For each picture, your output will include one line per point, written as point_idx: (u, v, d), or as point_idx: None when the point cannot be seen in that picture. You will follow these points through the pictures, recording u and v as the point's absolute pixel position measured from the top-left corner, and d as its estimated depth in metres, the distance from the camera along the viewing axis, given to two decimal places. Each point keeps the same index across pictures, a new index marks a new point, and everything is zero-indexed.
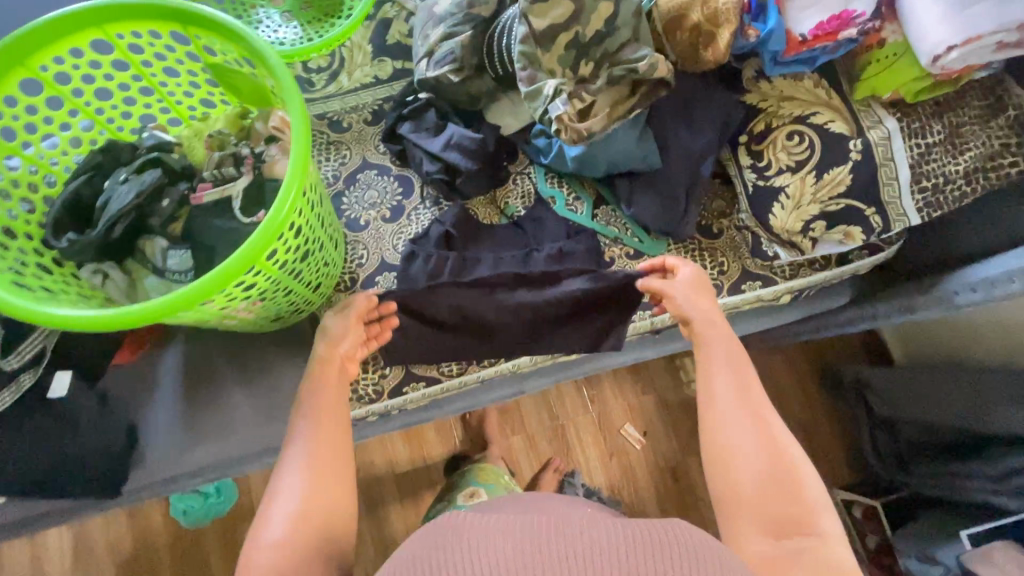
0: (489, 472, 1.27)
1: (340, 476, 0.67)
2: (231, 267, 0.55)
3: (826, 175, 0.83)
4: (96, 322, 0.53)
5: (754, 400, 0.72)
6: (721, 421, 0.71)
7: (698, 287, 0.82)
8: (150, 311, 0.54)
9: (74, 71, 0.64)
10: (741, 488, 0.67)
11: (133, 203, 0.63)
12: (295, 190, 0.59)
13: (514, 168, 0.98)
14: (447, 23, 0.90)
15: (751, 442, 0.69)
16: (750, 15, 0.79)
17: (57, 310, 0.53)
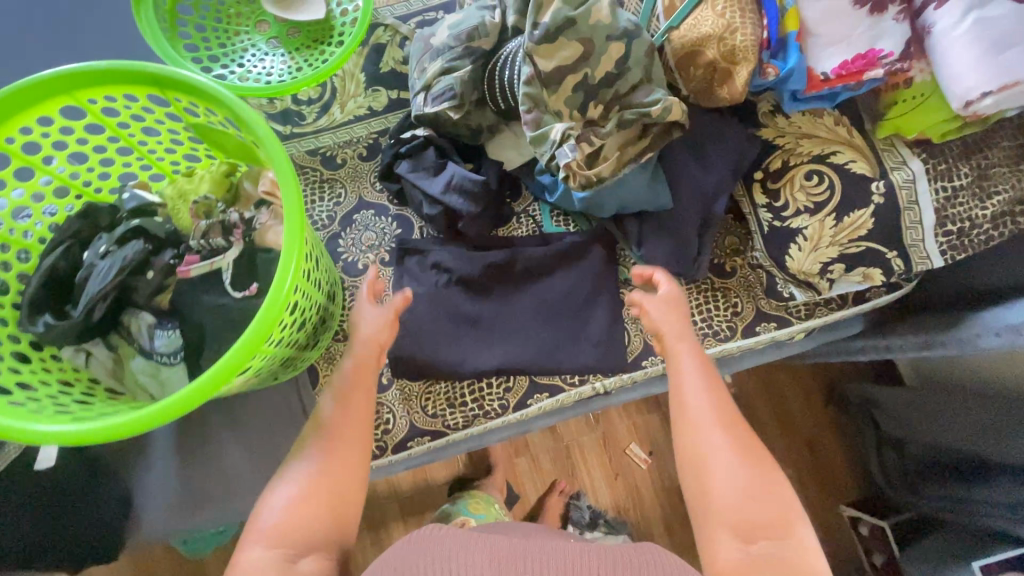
0: (479, 501, 1.24)
1: (348, 461, 0.64)
2: (239, 356, 0.51)
3: (846, 217, 0.79)
4: (88, 435, 0.48)
5: (726, 404, 0.69)
6: (694, 425, 0.68)
7: (673, 298, 0.80)
8: (137, 422, 0.49)
9: (44, 139, 0.59)
10: (715, 493, 0.62)
11: (117, 280, 0.59)
12: (293, 268, 0.55)
13: (518, 205, 0.93)
14: (445, 56, 0.84)
15: (723, 446, 0.65)
16: (769, 52, 0.74)
17: (46, 425, 0.48)
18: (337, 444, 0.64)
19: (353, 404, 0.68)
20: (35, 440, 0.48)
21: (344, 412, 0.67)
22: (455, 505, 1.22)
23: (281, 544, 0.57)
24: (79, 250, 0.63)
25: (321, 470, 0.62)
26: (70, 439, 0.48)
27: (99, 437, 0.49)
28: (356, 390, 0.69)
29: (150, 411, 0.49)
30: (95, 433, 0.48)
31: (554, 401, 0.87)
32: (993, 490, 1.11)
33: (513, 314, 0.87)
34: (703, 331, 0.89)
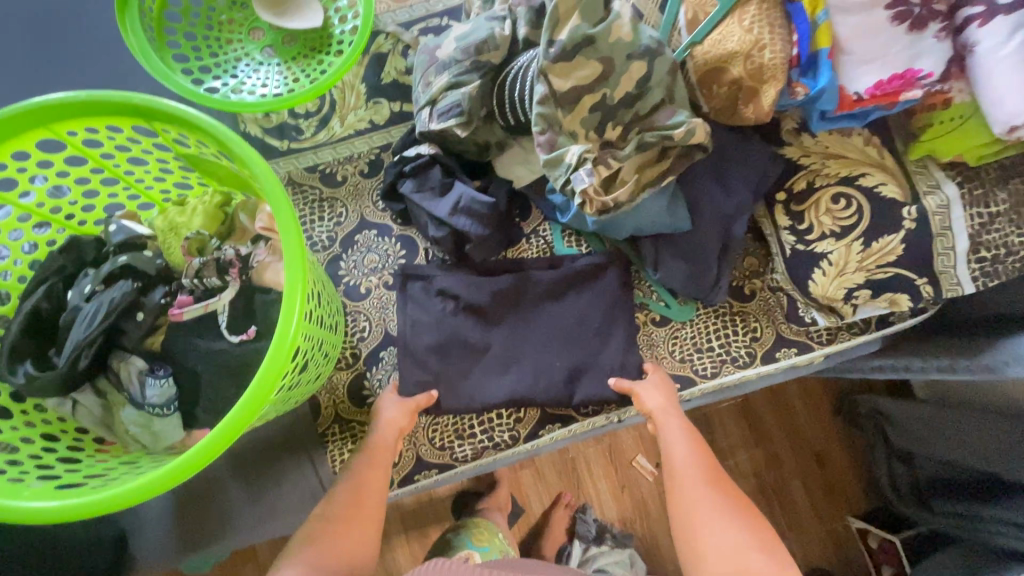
0: (483, 530, 1.22)
1: (361, 538, 0.68)
2: (248, 407, 0.48)
3: (875, 243, 0.75)
4: (73, 512, 0.44)
5: (714, 472, 0.76)
6: (688, 493, 0.75)
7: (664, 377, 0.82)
8: (129, 493, 0.45)
9: (21, 174, 0.54)
10: (711, 554, 0.68)
11: (103, 325, 0.55)
12: (298, 313, 0.51)
13: (528, 225, 0.89)
14: (452, 70, 0.80)
15: (714, 510, 0.72)
16: (798, 70, 0.70)
17: (27, 501, 0.44)
18: (352, 526, 0.69)
19: (366, 484, 0.72)
20: (16, 517, 0.44)
21: (358, 489, 0.71)
22: (457, 536, 1.20)
23: None
24: (62, 288, 0.59)
25: (342, 543, 0.67)
26: (54, 516, 0.44)
27: (84, 512, 0.44)
28: (371, 471, 0.73)
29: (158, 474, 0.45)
30: (81, 508, 0.44)
31: (566, 431, 0.83)
32: (1009, 510, 1.09)
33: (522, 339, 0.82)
34: (721, 358, 0.85)
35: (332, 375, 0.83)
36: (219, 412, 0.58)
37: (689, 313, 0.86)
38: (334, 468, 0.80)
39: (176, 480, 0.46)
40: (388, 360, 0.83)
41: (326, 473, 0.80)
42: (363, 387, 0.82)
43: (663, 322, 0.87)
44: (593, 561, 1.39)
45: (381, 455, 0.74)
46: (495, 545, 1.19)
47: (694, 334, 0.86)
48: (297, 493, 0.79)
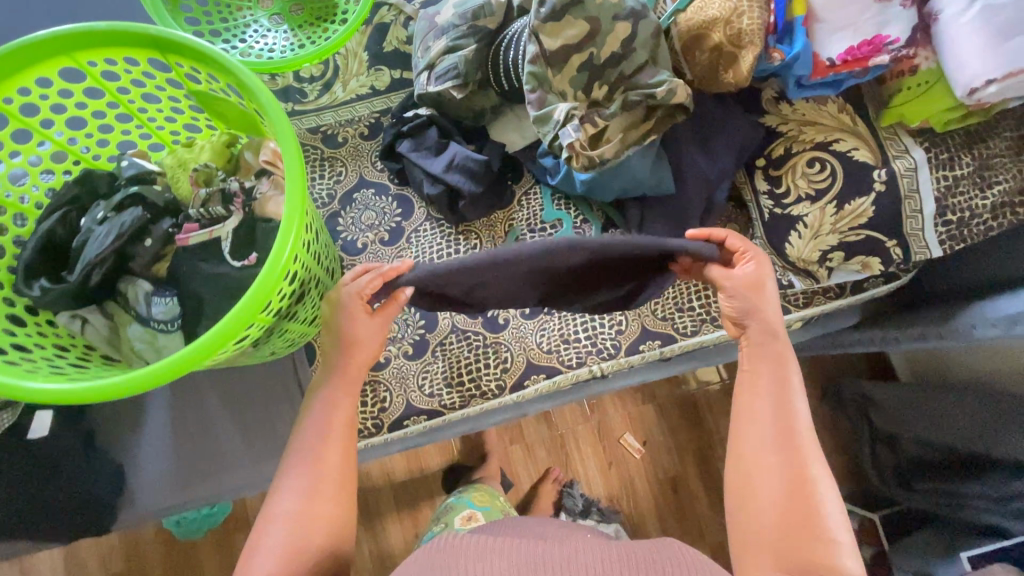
0: (484, 493, 1.25)
1: (334, 512, 0.64)
2: (231, 325, 0.51)
3: (847, 206, 0.79)
4: (83, 395, 0.48)
5: (799, 428, 0.65)
6: (754, 439, 0.66)
7: (759, 282, 0.70)
8: (119, 387, 0.49)
9: (42, 101, 0.58)
10: (759, 521, 0.61)
11: (114, 246, 0.59)
12: (294, 234, 0.54)
13: (519, 188, 0.92)
14: (450, 35, 0.84)
15: (783, 480, 0.62)
16: (775, 37, 0.74)
17: (38, 384, 0.48)
18: (329, 475, 0.65)
19: (328, 456, 0.66)
20: (27, 397, 0.47)
21: (319, 461, 0.66)
22: (459, 498, 1.23)
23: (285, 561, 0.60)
24: (76, 216, 0.62)
25: (319, 495, 0.64)
26: (65, 397, 0.48)
27: (91, 397, 0.48)
28: (330, 443, 0.67)
29: (150, 371, 0.49)
30: (90, 393, 0.48)
31: (551, 383, 0.87)
32: (984, 486, 1.11)
33: (516, 252, 0.62)
34: (701, 317, 0.89)
35: None
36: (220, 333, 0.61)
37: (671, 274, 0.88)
38: None
39: (161, 382, 0.50)
40: None
41: None
42: None
43: None
44: None
45: (338, 418, 0.68)
46: (495, 505, 1.22)
47: (675, 294, 0.89)
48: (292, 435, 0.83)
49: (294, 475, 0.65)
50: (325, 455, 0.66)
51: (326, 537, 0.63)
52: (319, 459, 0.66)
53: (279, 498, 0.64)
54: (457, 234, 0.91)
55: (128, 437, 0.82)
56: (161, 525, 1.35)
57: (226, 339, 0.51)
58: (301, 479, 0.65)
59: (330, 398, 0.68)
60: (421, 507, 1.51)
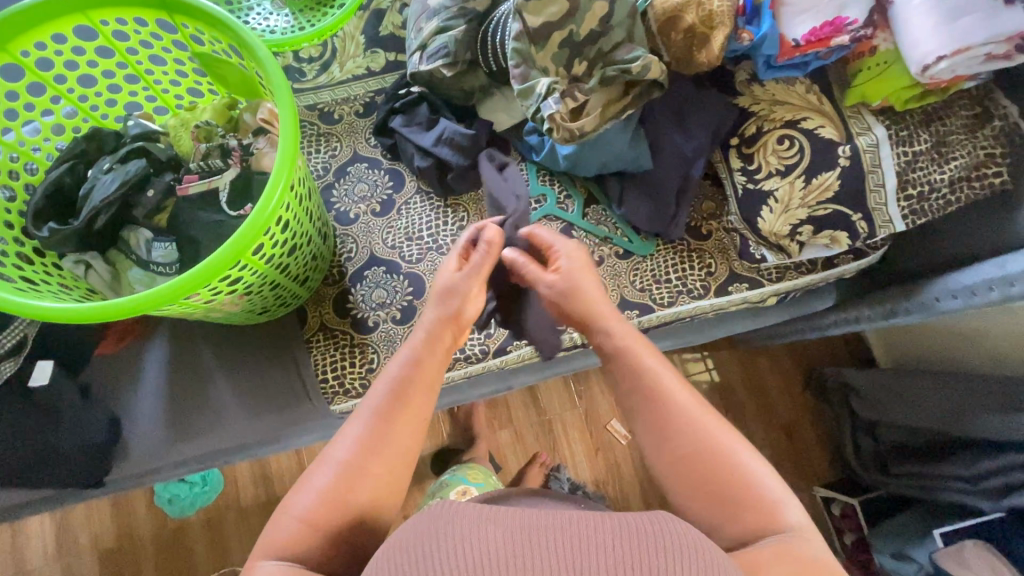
0: (478, 472, 1.17)
1: (391, 471, 0.59)
2: (222, 260, 0.54)
3: (815, 179, 0.83)
4: (88, 314, 0.53)
5: (685, 401, 0.63)
6: (646, 432, 0.64)
7: (576, 275, 0.73)
8: (119, 308, 0.53)
9: (57, 57, 0.63)
10: (698, 512, 0.59)
11: (118, 193, 0.63)
12: (283, 182, 0.57)
13: (506, 165, 0.97)
14: (441, 17, 0.89)
15: (703, 460, 0.59)
16: (744, 18, 0.79)
17: (44, 304, 0.53)
18: (391, 434, 0.60)
19: (401, 426, 0.61)
20: (34, 315, 0.52)
21: (385, 421, 0.61)
22: (453, 474, 1.14)
23: (320, 526, 0.55)
24: (83, 169, 0.67)
25: (374, 455, 0.59)
26: (72, 316, 0.53)
27: (95, 316, 0.53)
28: (408, 410, 0.62)
29: (149, 295, 0.53)
30: (95, 312, 0.53)
31: (534, 348, 0.91)
32: (956, 466, 1.13)
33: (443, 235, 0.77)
34: (677, 288, 0.93)
35: (321, 290, 0.90)
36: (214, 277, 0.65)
37: (650, 248, 0.94)
38: (318, 371, 0.87)
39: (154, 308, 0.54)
40: (372, 278, 0.90)
41: (310, 376, 0.86)
42: (348, 300, 0.90)
43: (625, 256, 0.94)
44: None
45: (422, 384, 0.64)
46: (491, 482, 1.15)
47: (653, 266, 0.94)
48: (282, 395, 0.86)
49: (359, 422, 0.61)
50: (399, 420, 0.61)
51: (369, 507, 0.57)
52: (392, 422, 0.60)
53: (338, 443, 0.60)
54: (446, 207, 0.95)
55: (125, 392, 0.85)
56: (153, 500, 1.37)
57: (215, 273, 0.55)
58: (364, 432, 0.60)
59: (417, 357, 0.66)
60: (411, 491, 1.52)
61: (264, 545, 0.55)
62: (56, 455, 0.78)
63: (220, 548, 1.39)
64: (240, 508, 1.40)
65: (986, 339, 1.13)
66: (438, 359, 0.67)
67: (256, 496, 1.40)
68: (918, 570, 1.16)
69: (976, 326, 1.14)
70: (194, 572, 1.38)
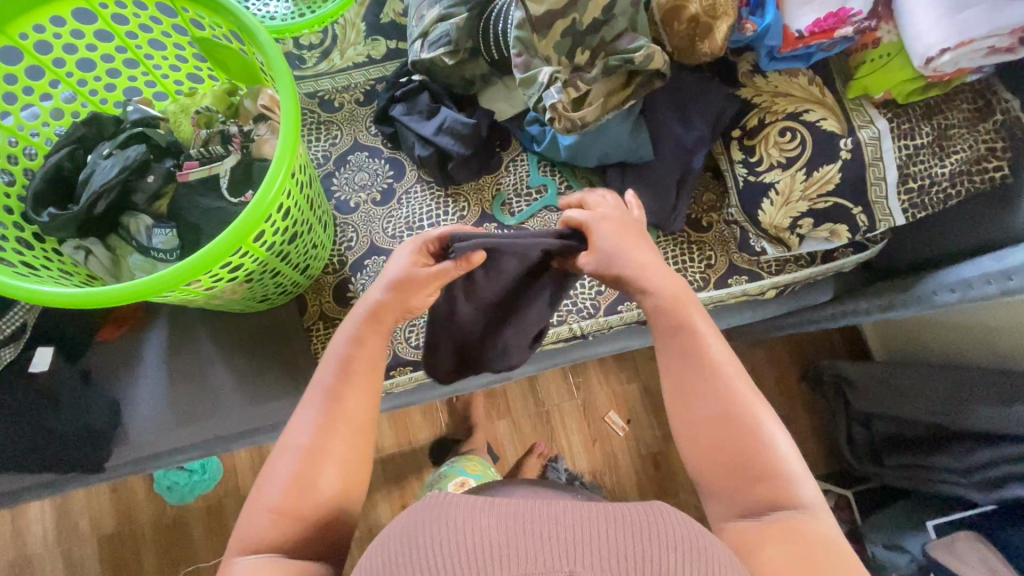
0: (475, 463, 1.18)
1: (349, 451, 0.60)
2: (223, 250, 0.54)
3: (815, 172, 0.84)
4: (85, 301, 0.53)
5: (725, 369, 0.63)
6: (690, 385, 0.63)
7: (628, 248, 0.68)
8: (118, 296, 0.53)
9: (56, 40, 0.63)
10: (722, 472, 0.59)
11: (118, 178, 0.63)
12: (285, 169, 0.57)
13: (507, 154, 0.97)
14: (442, 4, 0.89)
15: (730, 428, 0.60)
16: (747, 9, 0.79)
17: (45, 289, 0.53)
18: (340, 415, 0.61)
19: (349, 399, 0.62)
20: (36, 300, 0.52)
21: (337, 399, 0.61)
22: (451, 466, 1.14)
23: (292, 513, 0.56)
24: (83, 154, 0.66)
25: (328, 441, 0.59)
26: (73, 302, 0.53)
27: (93, 302, 0.53)
28: (352, 383, 0.63)
29: (144, 284, 0.53)
30: (92, 298, 0.53)
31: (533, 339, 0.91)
32: (949, 459, 1.15)
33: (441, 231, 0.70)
34: None
35: (321, 278, 0.90)
36: None
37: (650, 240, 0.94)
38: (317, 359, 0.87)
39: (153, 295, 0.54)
40: (372, 267, 0.90)
41: (310, 364, 0.87)
42: (348, 289, 0.90)
43: None
44: None
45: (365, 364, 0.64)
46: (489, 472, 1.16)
47: None
48: (282, 383, 0.86)
49: (313, 408, 0.61)
50: (346, 398, 0.62)
51: (333, 491, 0.58)
52: (339, 399, 0.61)
53: (295, 429, 0.60)
54: (446, 197, 0.95)
55: (125, 378, 0.85)
56: (152, 487, 1.38)
57: (214, 259, 0.54)
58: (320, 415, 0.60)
59: (357, 335, 0.65)
60: (409, 480, 1.53)
61: (238, 542, 0.56)
62: (56, 441, 0.78)
63: (218, 534, 1.40)
64: (239, 495, 1.41)
65: (984, 332, 1.14)
66: (378, 336, 0.66)
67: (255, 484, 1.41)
68: (910, 560, 1.19)
69: (973, 321, 1.14)
70: (193, 557, 1.39)
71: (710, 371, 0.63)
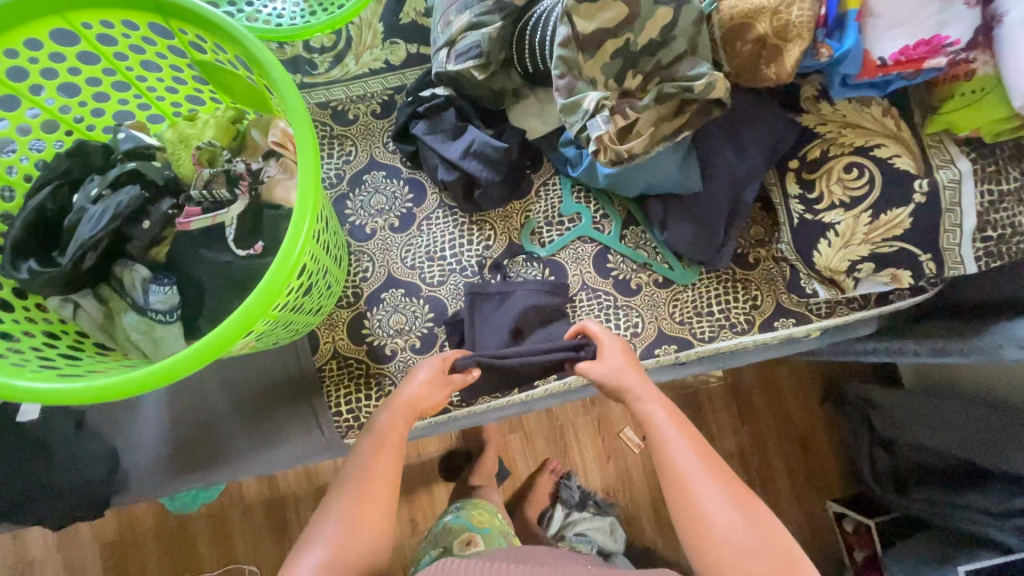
0: (483, 512, 1.07)
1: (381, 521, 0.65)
2: (241, 326, 0.48)
3: (883, 215, 0.75)
4: (78, 396, 0.46)
5: (711, 455, 0.67)
6: (683, 476, 0.65)
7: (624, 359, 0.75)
8: (120, 385, 0.47)
9: (32, 65, 0.54)
10: (727, 558, 0.60)
11: (109, 228, 0.54)
12: (309, 217, 0.51)
13: (537, 178, 0.89)
14: (473, 11, 0.79)
15: (722, 505, 0.62)
16: (824, 31, 0.68)
17: (29, 384, 0.46)
18: (371, 492, 0.65)
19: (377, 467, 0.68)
20: (18, 397, 0.45)
21: (370, 471, 0.67)
22: (457, 517, 1.05)
23: None
24: (68, 191, 0.59)
25: (362, 514, 0.64)
26: (67, 398, 0.46)
27: (89, 397, 0.46)
28: (382, 453, 0.69)
29: (157, 371, 0.47)
30: (90, 393, 0.46)
31: (561, 383, 0.84)
32: (981, 497, 1.08)
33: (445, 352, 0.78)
34: (720, 323, 0.86)
35: (333, 313, 0.83)
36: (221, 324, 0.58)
37: (692, 276, 0.86)
38: (331, 402, 0.80)
39: (165, 381, 0.48)
40: (390, 301, 0.83)
41: (323, 408, 0.80)
42: (363, 326, 0.83)
43: (665, 284, 0.87)
44: (574, 525, 1.41)
45: (393, 436, 0.70)
46: (497, 528, 1.04)
47: (695, 297, 0.87)
48: (292, 429, 0.80)
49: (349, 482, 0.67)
50: (375, 468, 0.67)
51: (361, 557, 0.61)
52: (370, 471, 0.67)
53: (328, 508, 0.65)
54: (470, 223, 0.87)
55: (123, 422, 0.79)
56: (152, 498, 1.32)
57: (234, 337, 0.48)
58: (351, 487, 0.66)
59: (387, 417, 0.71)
60: (417, 494, 1.48)
61: None
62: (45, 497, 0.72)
63: (223, 545, 1.36)
64: (244, 506, 1.36)
65: None
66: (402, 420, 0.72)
67: (259, 496, 1.36)
68: None
69: None
70: (197, 567, 1.36)
71: (701, 460, 0.66)
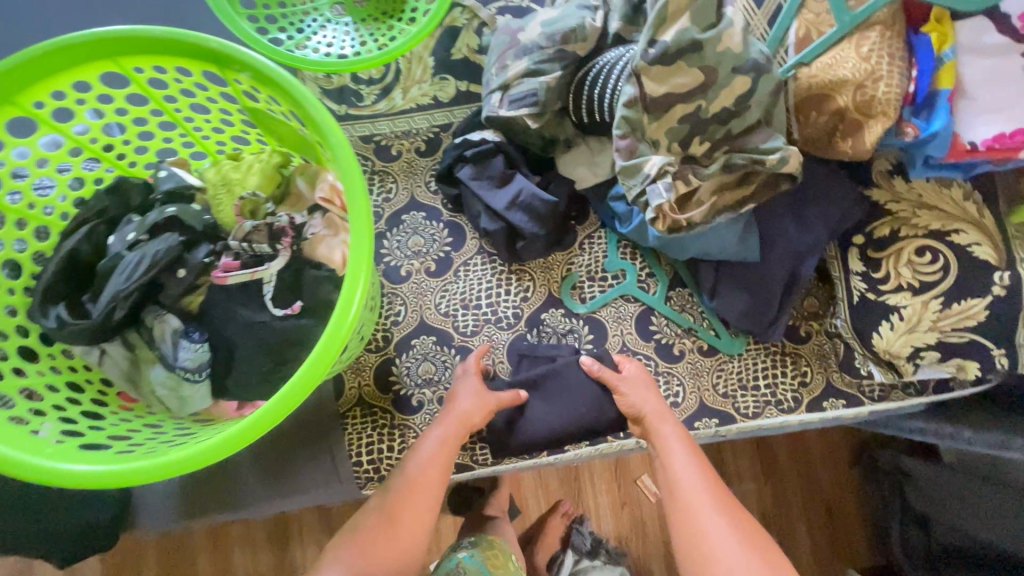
0: (498, 553, 0.99)
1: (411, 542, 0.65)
2: (288, 402, 0.45)
3: (956, 304, 0.69)
4: (95, 481, 0.44)
5: (718, 486, 0.68)
6: (690, 506, 0.66)
7: (642, 381, 0.74)
8: (141, 471, 0.44)
9: (79, 106, 0.54)
10: None
11: (143, 280, 0.52)
12: (362, 277, 0.47)
13: (582, 230, 0.85)
14: (533, 57, 0.75)
15: (725, 534, 0.63)
16: (911, 108, 0.65)
17: (51, 461, 0.45)
18: (404, 516, 0.66)
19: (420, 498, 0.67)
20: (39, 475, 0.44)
21: (411, 497, 0.66)
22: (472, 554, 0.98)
23: None
24: (104, 232, 0.57)
25: (388, 548, 0.64)
26: (83, 482, 0.44)
27: (107, 481, 0.44)
28: (427, 480, 0.67)
29: (186, 457, 0.45)
30: (107, 478, 0.44)
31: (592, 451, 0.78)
32: None
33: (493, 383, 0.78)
34: (765, 399, 0.81)
35: (360, 356, 0.80)
36: (249, 384, 0.55)
37: (739, 346, 0.81)
38: (351, 451, 0.76)
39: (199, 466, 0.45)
40: (420, 348, 0.80)
41: (343, 457, 0.76)
42: (391, 373, 0.79)
43: (709, 351, 0.82)
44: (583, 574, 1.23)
45: (434, 467, 0.68)
46: None
47: (740, 368, 0.82)
48: (307, 478, 0.76)
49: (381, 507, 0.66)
50: (416, 497, 0.66)
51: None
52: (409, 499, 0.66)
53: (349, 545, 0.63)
54: (509, 273, 0.83)
55: None
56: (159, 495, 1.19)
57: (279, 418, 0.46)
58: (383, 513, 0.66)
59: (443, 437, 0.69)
60: None
61: None
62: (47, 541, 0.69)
63: None
64: None
65: None
66: (448, 449, 0.69)
67: None
68: None
69: None
70: None
71: (706, 489, 0.67)
